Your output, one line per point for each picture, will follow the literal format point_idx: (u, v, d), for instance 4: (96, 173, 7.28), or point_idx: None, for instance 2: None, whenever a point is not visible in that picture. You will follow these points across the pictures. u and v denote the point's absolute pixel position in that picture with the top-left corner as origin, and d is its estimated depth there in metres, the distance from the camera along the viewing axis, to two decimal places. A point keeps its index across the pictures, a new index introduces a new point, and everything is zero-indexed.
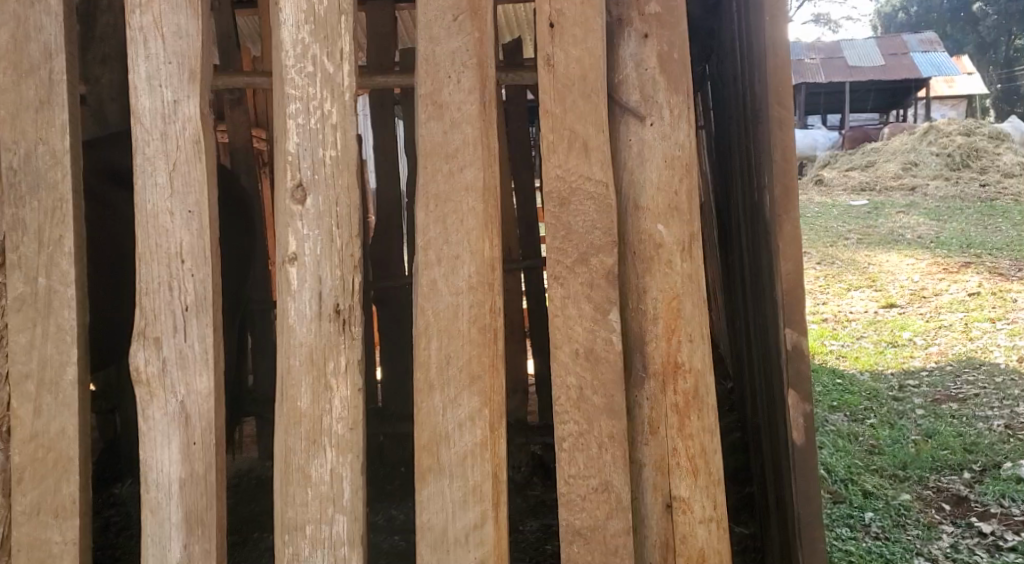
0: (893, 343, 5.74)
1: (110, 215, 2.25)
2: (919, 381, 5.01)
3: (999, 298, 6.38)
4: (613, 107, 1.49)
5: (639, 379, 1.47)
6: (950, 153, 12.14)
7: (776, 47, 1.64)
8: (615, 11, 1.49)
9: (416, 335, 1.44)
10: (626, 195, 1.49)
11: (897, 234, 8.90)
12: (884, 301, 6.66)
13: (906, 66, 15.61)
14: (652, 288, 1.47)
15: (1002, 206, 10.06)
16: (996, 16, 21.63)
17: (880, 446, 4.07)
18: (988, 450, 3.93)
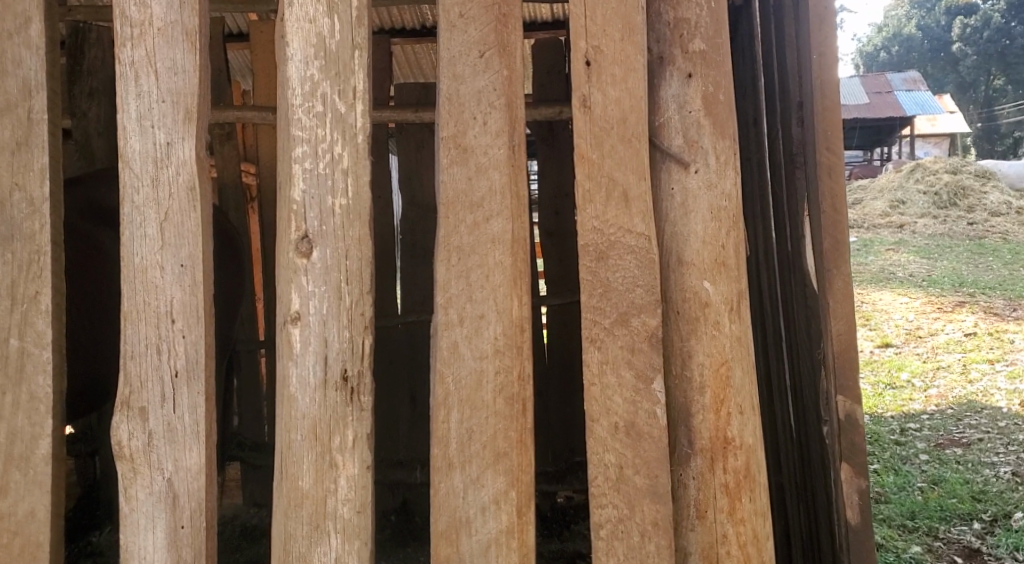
0: (893, 385, 5.59)
1: (84, 250, 2.06)
2: (921, 424, 4.87)
3: (997, 339, 6.28)
4: (653, 153, 1.36)
5: (684, 455, 1.33)
6: (937, 191, 12.15)
7: (825, 86, 1.51)
8: (656, 48, 1.36)
9: (434, 406, 1.29)
10: (668, 249, 1.35)
11: (888, 272, 8.82)
12: (881, 340, 6.53)
13: (890, 104, 15.77)
14: (697, 352, 1.33)
15: (991, 245, 10.02)
16: (975, 57, 21.87)
17: (886, 493, 3.91)
18: (997, 499, 3.78)
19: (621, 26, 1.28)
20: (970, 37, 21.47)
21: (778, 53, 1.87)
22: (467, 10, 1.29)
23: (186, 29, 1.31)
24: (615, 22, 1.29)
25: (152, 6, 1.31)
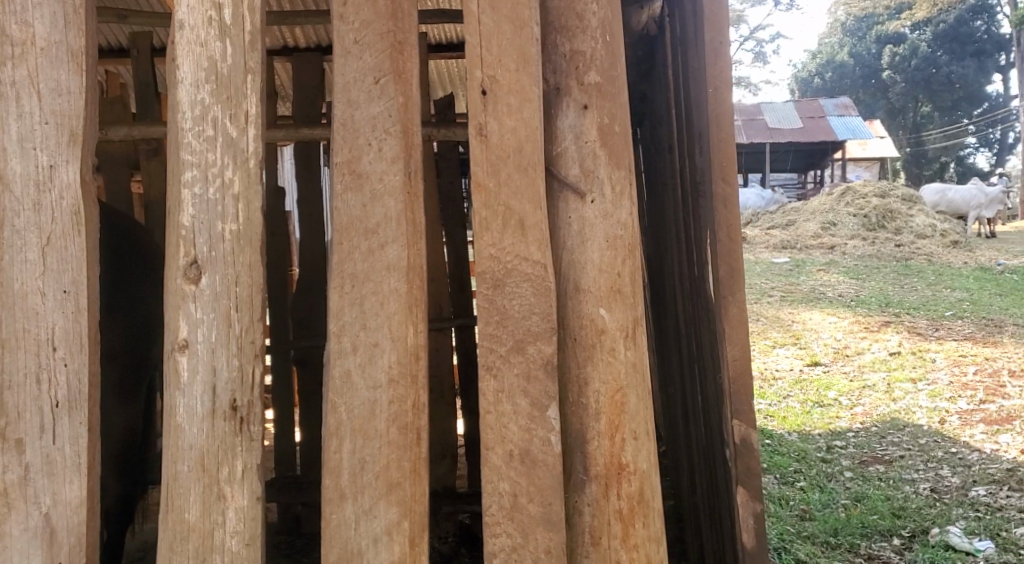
0: (820, 403, 5.73)
1: None
2: (847, 442, 4.99)
3: (919, 358, 6.48)
4: (550, 181, 1.37)
5: (579, 482, 1.33)
6: (867, 214, 12.54)
7: (719, 120, 1.56)
8: (553, 79, 1.36)
9: (326, 436, 1.27)
10: (565, 277, 1.36)
11: (818, 292, 9.04)
12: (809, 359, 6.68)
13: (822, 129, 16.23)
14: (593, 380, 1.34)
15: (917, 266, 10.37)
16: (903, 84, 22.61)
17: (811, 511, 3.99)
18: (916, 515, 3.90)
19: (518, 56, 1.28)
20: (899, 65, 22.14)
21: (685, 83, 1.93)
22: (362, 37, 1.28)
23: (72, 50, 1.28)
24: (511, 53, 1.28)
25: (34, 26, 1.27)
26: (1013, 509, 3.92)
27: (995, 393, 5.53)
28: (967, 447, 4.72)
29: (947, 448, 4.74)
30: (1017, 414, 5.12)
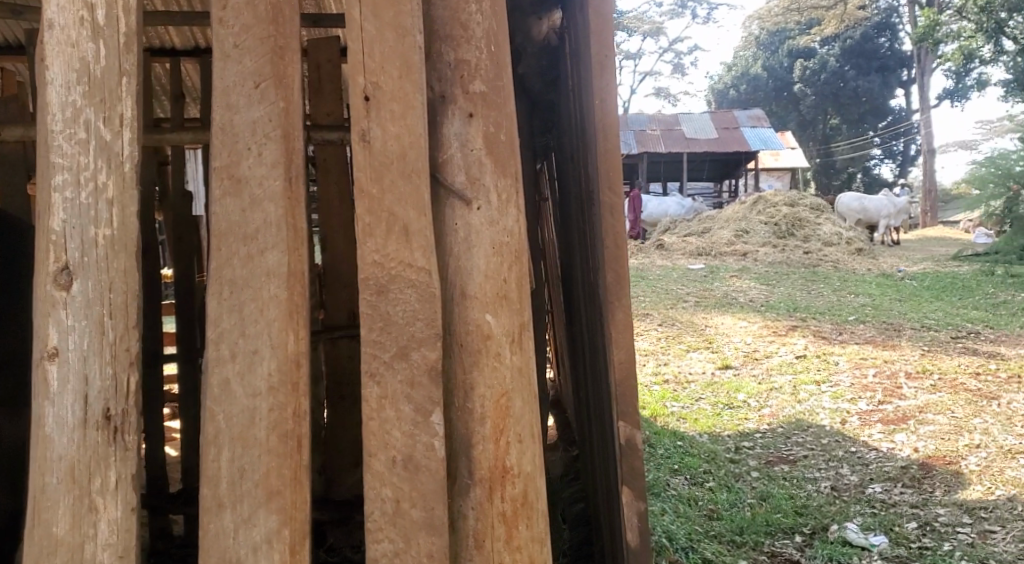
0: (730, 405, 5.89)
1: None
2: (754, 443, 5.15)
3: (823, 361, 6.74)
4: (436, 188, 1.37)
5: (465, 486, 1.34)
6: (777, 223, 13.00)
7: (605, 131, 1.60)
8: (438, 86, 1.37)
9: (204, 444, 1.26)
10: (451, 283, 1.36)
11: (731, 297, 9.31)
12: (721, 362, 6.86)
13: (736, 139, 16.69)
14: (479, 385, 1.35)
15: (824, 273, 10.80)
16: (813, 97, 23.53)
17: (718, 510, 4.11)
18: (817, 512, 4.07)
19: (400, 64, 1.28)
20: (809, 79, 23.08)
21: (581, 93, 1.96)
22: (242, 41, 1.27)
23: None
24: (393, 61, 1.28)
25: None
26: (906, 504, 4.13)
27: (892, 394, 5.80)
28: (865, 446, 4.94)
29: (847, 448, 4.95)
30: (912, 414, 5.38)
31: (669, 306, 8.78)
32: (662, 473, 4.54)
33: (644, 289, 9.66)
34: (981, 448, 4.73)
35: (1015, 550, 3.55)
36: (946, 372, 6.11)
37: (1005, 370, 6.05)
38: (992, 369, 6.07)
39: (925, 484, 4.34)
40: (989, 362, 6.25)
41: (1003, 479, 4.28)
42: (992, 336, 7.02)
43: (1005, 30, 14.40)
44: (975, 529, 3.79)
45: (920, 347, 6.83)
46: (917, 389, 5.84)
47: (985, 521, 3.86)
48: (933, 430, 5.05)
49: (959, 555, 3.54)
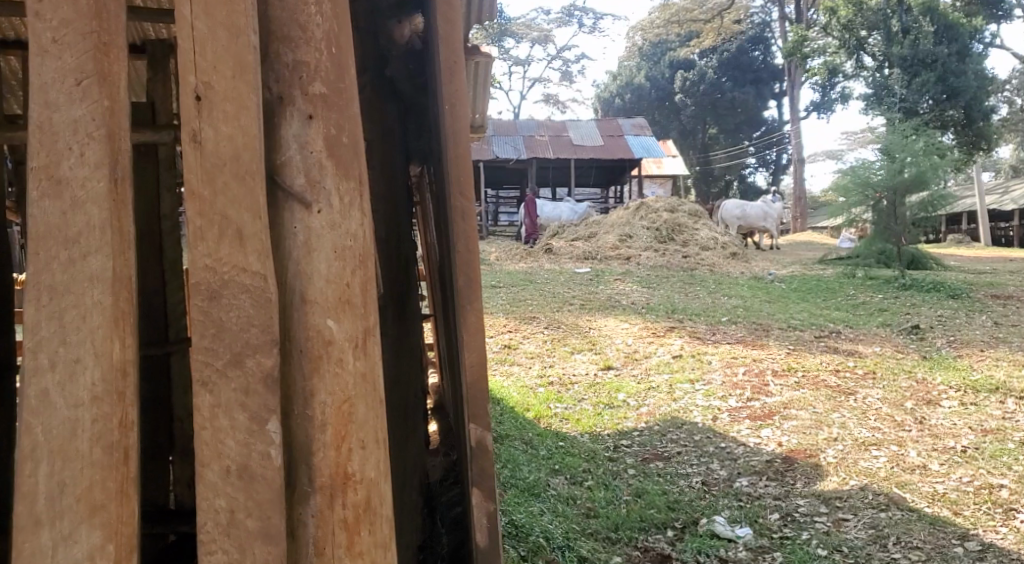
0: (610, 404, 6.04)
1: None
2: (632, 441, 5.30)
3: (697, 360, 7.00)
4: (275, 190, 1.34)
5: (305, 493, 1.32)
6: (658, 227, 13.42)
7: (456, 135, 1.61)
8: (275, 86, 1.34)
9: (19, 459, 1.19)
10: (291, 288, 1.33)
11: (614, 300, 9.52)
12: (603, 364, 7.01)
13: (619, 146, 17.05)
14: (320, 390, 1.33)
15: (702, 276, 11.23)
16: (693, 107, 24.47)
17: (595, 508, 4.21)
18: (688, 507, 4.22)
19: (234, 64, 1.26)
20: (689, 89, 24.02)
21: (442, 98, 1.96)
22: (61, 35, 1.21)
23: None
24: (226, 59, 1.26)
25: None
26: (770, 497, 4.34)
27: (760, 391, 6.08)
28: (734, 442, 5.16)
29: (717, 443, 5.16)
30: (777, 410, 5.66)
31: (554, 309, 8.90)
32: (543, 474, 4.62)
33: (532, 292, 9.78)
34: (838, 440, 5.01)
35: (864, 535, 3.78)
36: (809, 370, 6.46)
37: (861, 367, 6.45)
38: (850, 366, 6.46)
39: (788, 476, 4.56)
40: (847, 360, 6.65)
41: (856, 470, 4.54)
42: (851, 335, 7.48)
43: (866, 47, 15.56)
44: (831, 518, 4.02)
45: (786, 346, 7.20)
46: (783, 386, 6.14)
47: (840, 510, 4.09)
48: (795, 424, 5.32)
49: (816, 543, 3.75)
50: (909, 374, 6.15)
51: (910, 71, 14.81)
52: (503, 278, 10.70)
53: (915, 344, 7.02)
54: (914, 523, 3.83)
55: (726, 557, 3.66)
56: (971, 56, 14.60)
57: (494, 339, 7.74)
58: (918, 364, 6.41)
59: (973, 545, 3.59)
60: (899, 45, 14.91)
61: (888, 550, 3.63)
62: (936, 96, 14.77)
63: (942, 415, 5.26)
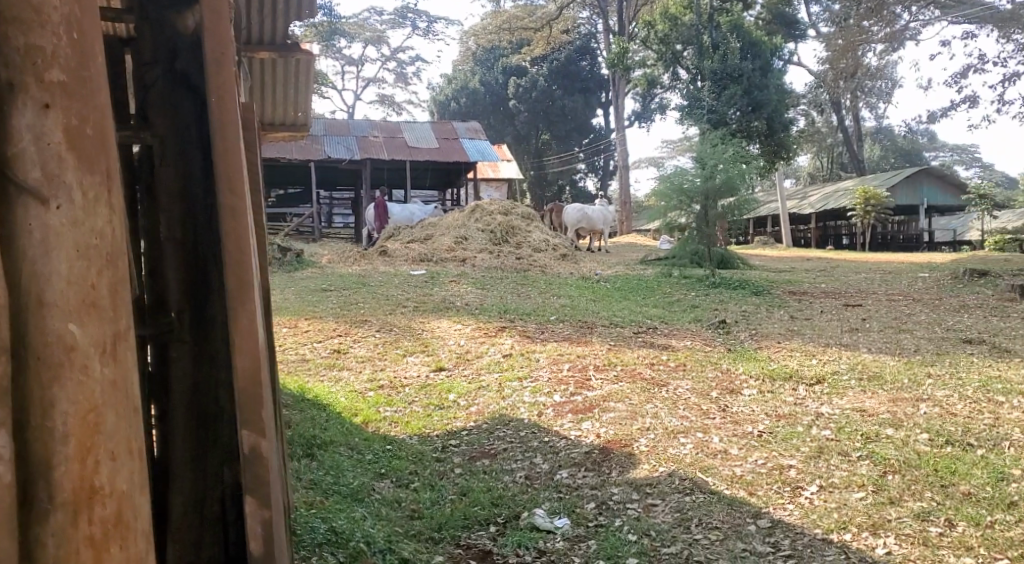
0: (440, 405, 6.04)
1: None
2: (460, 440, 5.35)
3: (526, 357, 7.09)
4: (5, 186, 1.25)
5: (42, 512, 1.24)
6: (492, 229, 13.60)
7: (223, 132, 1.64)
8: (4, 72, 1.24)
9: None
10: (25, 291, 1.25)
11: (448, 300, 9.50)
12: (435, 364, 6.98)
13: (455, 149, 17.12)
14: (60, 402, 1.25)
15: (534, 277, 11.47)
16: (526, 113, 25.08)
17: (419, 509, 4.21)
18: (510, 502, 4.31)
19: None
20: (522, 95, 24.74)
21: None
22: None
23: None
24: None
25: None
26: (587, 487, 4.52)
27: (582, 385, 6.27)
28: (556, 436, 5.31)
29: (542, 438, 5.29)
30: (597, 402, 5.86)
31: (387, 311, 8.76)
32: (368, 478, 4.58)
33: (364, 295, 9.58)
34: (649, 429, 5.26)
35: (671, 519, 4.01)
36: (627, 364, 6.76)
37: (674, 360, 6.83)
38: (663, 360, 6.84)
39: (604, 466, 4.76)
40: (661, 354, 7.02)
41: (666, 456, 4.78)
42: (666, 330, 7.92)
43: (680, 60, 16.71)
44: (642, 504, 4.23)
45: (608, 343, 7.50)
46: (604, 380, 6.37)
47: (650, 495, 4.30)
48: (613, 416, 5.54)
49: (627, 529, 3.94)
50: (716, 365, 6.60)
51: (719, 83, 15.92)
52: (335, 281, 10.46)
53: (722, 338, 7.53)
54: (714, 505, 4.10)
55: (544, 548, 3.78)
56: (772, 71, 15.97)
57: (323, 344, 7.53)
58: (724, 356, 6.87)
59: (764, 522, 3.89)
60: (710, 59, 16.01)
61: (691, 531, 3.87)
62: (742, 108, 15.85)
63: (743, 403, 5.66)
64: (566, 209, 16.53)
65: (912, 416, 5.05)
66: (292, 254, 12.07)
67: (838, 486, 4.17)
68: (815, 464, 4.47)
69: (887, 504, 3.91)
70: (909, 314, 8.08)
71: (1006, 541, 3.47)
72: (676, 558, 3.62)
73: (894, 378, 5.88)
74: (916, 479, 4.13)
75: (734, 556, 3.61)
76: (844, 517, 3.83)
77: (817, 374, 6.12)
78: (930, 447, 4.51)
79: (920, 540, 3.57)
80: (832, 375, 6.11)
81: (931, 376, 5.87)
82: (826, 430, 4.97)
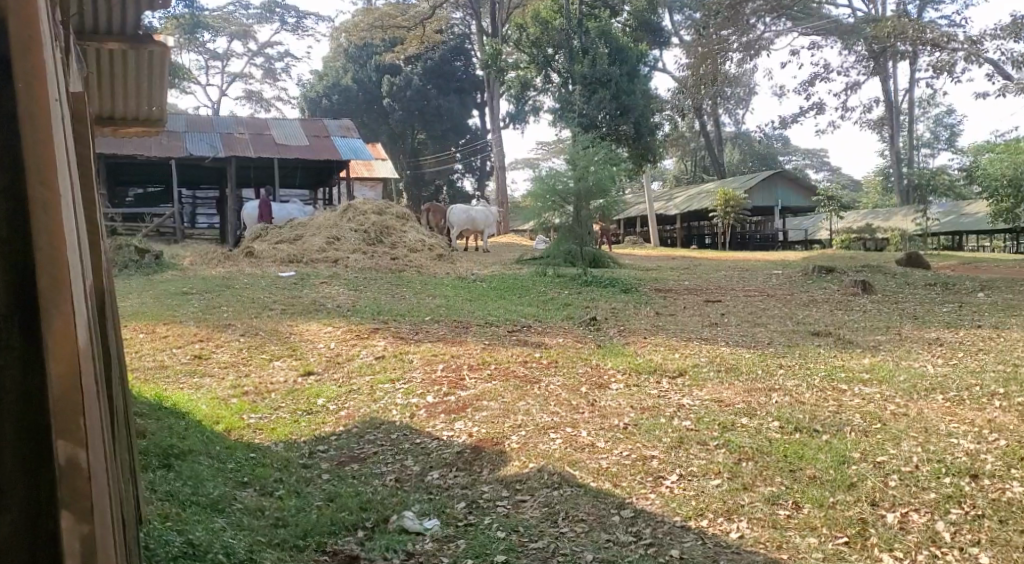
0: (309, 411, 5.88)
1: None
2: (328, 445, 5.23)
3: (399, 359, 7.00)
4: None
5: None
6: (366, 230, 13.37)
7: (31, 123, 1.55)
8: None
9: None
10: None
11: (318, 303, 9.25)
12: (303, 369, 6.78)
13: (326, 147, 16.71)
14: None
15: (408, 277, 11.38)
16: (400, 111, 24.85)
17: (284, 516, 4.08)
18: (379, 505, 4.25)
19: None
20: (396, 94, 24.51)
21: (54, 81, 1.79)
22: None
23: None
24: None
25: None
26: (458, 486, 4.52)
27: (456, 385, 6.24)
28: (428, 437, 5.27)
29: (414, 440, 5.25)
30: (470, 402, 5.85)
31: (252, 315, 8.44)
32: (229, 488, 4.40)
33: (228, 298, 9.21)
34: (520, 426, 5.30)
35: (539, 514, 4.06)
36: (501, 362, 6.80)
37: (546, 357, 6.93)
38: (536, 357, 6.92)
39: (475, 465, 4.77)
40: (534, 352, 7.10)
41: (536, 453, 4.83)
42: (538, 328, 8.04)
43: (552, 63, 17.02)
44: (511, 501, 4.26)
45: (482, 342, 7.52)
46: (477, 380, 6.37)
47: (519, 492, 4.34)
48: (486, 415, 5.54)
49: (496, 526, 3.96)
50: (585, 361, 6.75)
51: (588, 88, 16.34)
52: (197, 284, 10.01)
53: (592, 334, 7.72)
54: (581, 497, 4.18)
55: (412, 551, 3.75)
56: (639, 77, 16.54)
57: (182, 350, 7.18)
58: (593, 352, 7.03)
59: (628, 512, 4.00)
60: (580, 63, 16.39)
61: (558, 525, 3.94)
62: (611, 111, 16.33)
63: (611, 397, 5.82)
64: (452, 211, 16.47)
65: (765, 405, 5.32)
66: (151, 256, 11.49)
67: (697, 474, 4.34)
68: (675, 454, 4.63)
69: (741, 489, 4.10)
70: (764, 309, 8.55)
71: (845, 520, 3.72)
72: (543, 552, 3.67)
73: (749, 370, 6.20)
74: (767, 464, 4.36)
75: (598, 547, 3.70)
76: (701, 504, 4.00)
77: (680, 367, 6.37)
78: (781, 434, 4.78)
79: (769, 523, 3.77)
80: (693, 367, 6.37)
81: (782, 366, 6.23)
82: (686, 420, 5.18)
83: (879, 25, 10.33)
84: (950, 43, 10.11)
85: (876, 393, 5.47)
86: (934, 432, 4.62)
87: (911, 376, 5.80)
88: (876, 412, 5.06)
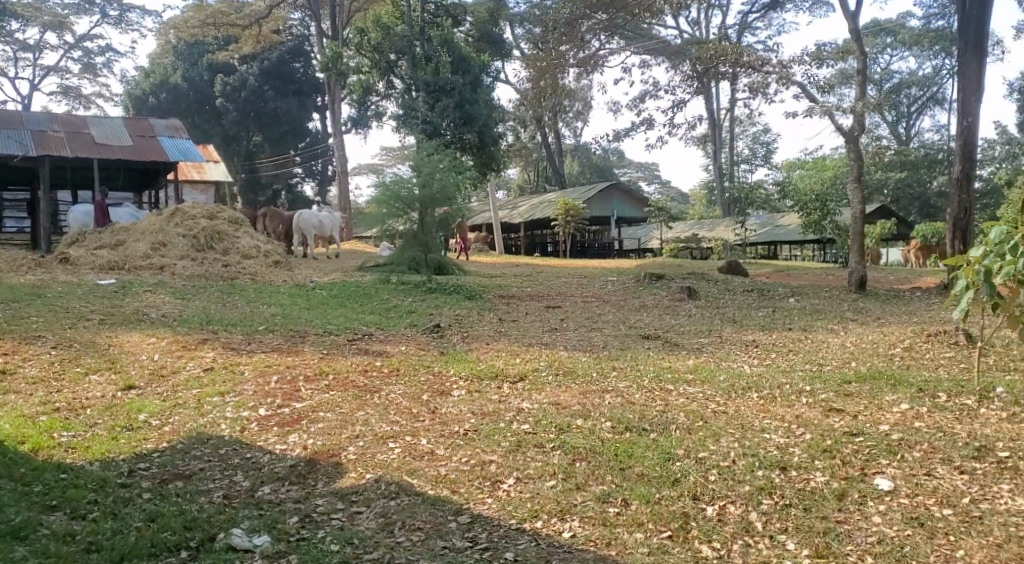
0: (129, 427, 5.51)
1: None
2: (150, 463, 4.91)
3: (229, 371, 6.69)
4: None
5: None
6: (196, 234, 12.70)
7: None
8: None
9: None
10: None
11: (141, 313, 8.69)
12: (123, 384, 6.34)
13: (153, 148, 15.77)
14: None
15: (241, 285, 10.93)
16: (235, 112, 23.86)
17: (99, 540, 3.80)
18: (206, 523, 4.05)
19: None
20: (230, 94, 23.54)
21: None
22: None
23: None
24: None
25: None
26: (291, 501, 4.38)
27: (291, 397, 6.05)
28: (260, 451, 5.07)
29: (244, 454, 5.03)
30: (305, 414, 5.70)
31: (65, 327, 7.81)
32: (35, 513, 4.05)
33: (38, 308, 8.49)
34: (358, 436, 5.22)
35: (374, 525, 4.02)
36: (339, 372, 6.66)
37: (387, 366, 6.85)
38: (376, 366, 6.83)
39: (309, 478, 4.65)
40: (374, 361, 7.00)
41: (374, 463, 4.76)
42: (380, 336, 7.95)
43: (394, 69, 16.94)
44: (346, 513, 4.19)
45: (320, 352, 7.33)
46: (313, 390, 6.20)
47: (355, 503, 4.27)
48: (322, 427, 5.41)
49: (330, 539, 3.88)
50: (427, 369, 6.73)
51: (432, 95, 16.36)
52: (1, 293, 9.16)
53: (434, 342, 7.73)
54: (418, 506, 4.17)
55: None
56: (481, 86, 16.77)
57: None
58: (435, 360, 7.03)
59: (464, 518, 4.03)
60: (423, 71, 16.38)
61: (394, 535, 3.91)
62: (454, 120, 16.47)
63: (452, 403, 5.84)
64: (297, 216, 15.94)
65: (598, 407, 5.52)
66: None
67: (533, 477, 4.44)
68: (512, 458, 4.71)
69: (574, 489, 4.23)
70: (599, 314, 8.87)
71: (670, 515, 3.93)
72: None
73: (584, 373, 6.42)
74: (598, 464, 4.53)
75: (435, 555, 3.71)
76: (536, 506, 4.10)
77: (520, 372, 6.49)
78: (612, 434, 4.98)
79: (600, 521, 3.92)
80: (533, 372, 6.52)
81: (615, 369, 6.51)
82: (525, 424, 5.28)
83: (702, 47, 11.01)
84: (763, 67, 10.94)
85: (699, 392, 5.82)
86: (749, 428, 4.96)
87: (730, 376, 6.22)
88: (699, 410, 5.37)
